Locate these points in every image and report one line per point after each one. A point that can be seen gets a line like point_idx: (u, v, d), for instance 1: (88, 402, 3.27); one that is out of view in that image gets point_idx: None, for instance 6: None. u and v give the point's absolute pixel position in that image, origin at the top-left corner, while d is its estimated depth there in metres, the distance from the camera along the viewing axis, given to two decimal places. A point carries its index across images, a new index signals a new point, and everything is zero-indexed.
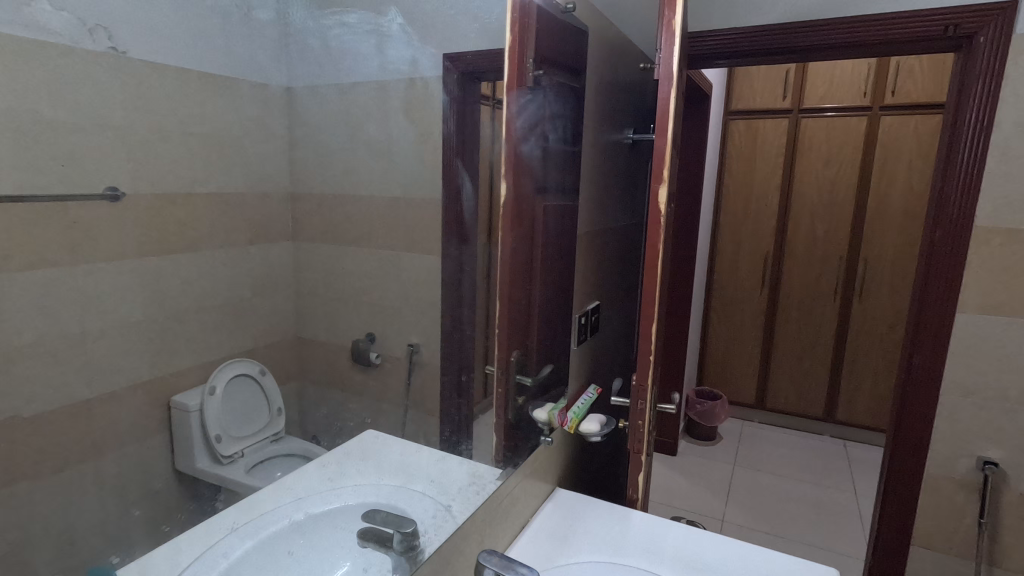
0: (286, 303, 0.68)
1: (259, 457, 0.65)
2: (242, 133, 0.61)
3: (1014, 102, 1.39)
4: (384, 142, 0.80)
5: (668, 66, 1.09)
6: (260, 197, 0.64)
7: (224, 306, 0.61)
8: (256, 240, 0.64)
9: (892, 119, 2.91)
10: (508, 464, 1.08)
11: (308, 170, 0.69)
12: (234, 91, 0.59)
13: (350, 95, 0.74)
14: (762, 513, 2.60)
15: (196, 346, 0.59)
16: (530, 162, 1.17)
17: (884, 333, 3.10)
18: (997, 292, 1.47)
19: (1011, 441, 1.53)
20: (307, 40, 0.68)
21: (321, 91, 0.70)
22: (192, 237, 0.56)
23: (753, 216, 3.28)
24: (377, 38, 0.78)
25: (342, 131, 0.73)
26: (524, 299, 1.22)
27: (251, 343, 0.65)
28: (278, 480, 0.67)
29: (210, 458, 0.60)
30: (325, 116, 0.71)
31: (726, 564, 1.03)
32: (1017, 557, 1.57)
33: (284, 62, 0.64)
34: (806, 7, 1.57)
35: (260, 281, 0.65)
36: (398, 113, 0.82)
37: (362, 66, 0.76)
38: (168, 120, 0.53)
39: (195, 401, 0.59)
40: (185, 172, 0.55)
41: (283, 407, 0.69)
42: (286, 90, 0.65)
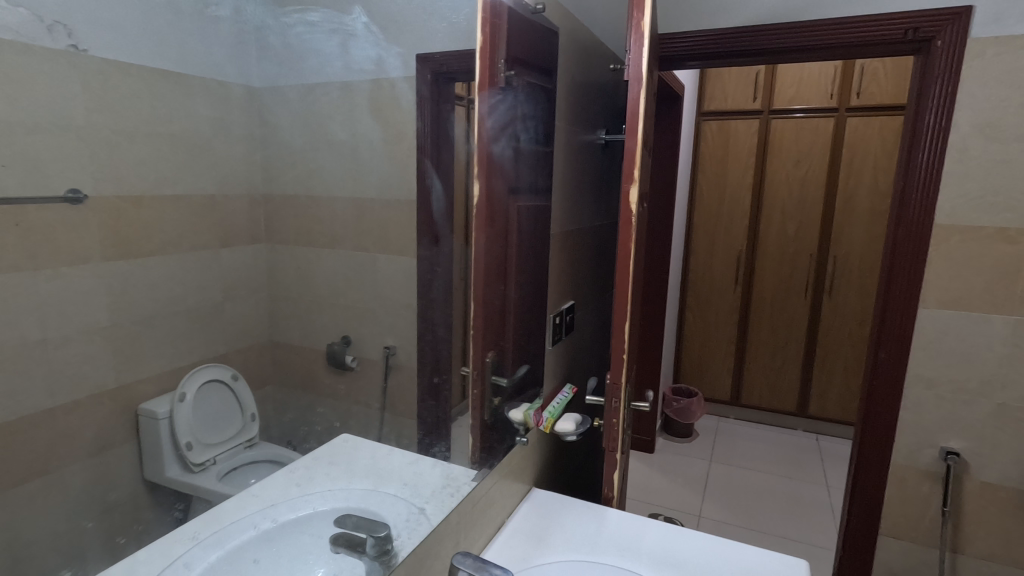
0: (259, 307, 0.67)
1: (232, 465, 0.64)
2: (212, 133, 0.60)
3: (970, 103, 1.44)
4: (353, 144, 0.78)
5: (638, 67, 1.10)
6: (229, 199, 0.62)
7: (193, 310, 0.59)
8: (226, 243, 0.63)
9: (858, 120, 2.99)
10: (482, 465, 1.08)
11: (276, 171, 0.68)
12: (198, 90, 0.58)
13: (317, 96, 0.72)
14: (737, 508, 2.64)
15: (164, 352, 0.57)
16: (502, 163, 1.18)
17: (853, 329, 3.17)
18: (957, 287, 1.52)
19: (974, 432, 1.57)
20: (266, 38, 0.65)
21: (282, 91, 0.67)
22: (160, 240, 0.55)
23: (726, 215, 3.34)
24: (342, 37, 0.76)
25: (310, 132, 0.71)
26: (498, 299, 1.22)
27: (223, 348, 0.64)
28: (248, 487, 0.65)
29: (181, 467, 0.58)
30: (287, 117, 0.68)
31: (698, 558, 1.05)
32: (980, 545, 1.62)
33: (240, 61, 0.62)
34: (772, 10, 1.60)
35: (230, 285, 0.64)
36: (364, 113, 0.80)
37: (323, 65, 0.73)
38: (132, 120, 0.52)
39: (164, 408, 0.57)
40: (151, 173, 0.54)
41: (258, 413, 0.68)
42: (245, 87, 0.63)
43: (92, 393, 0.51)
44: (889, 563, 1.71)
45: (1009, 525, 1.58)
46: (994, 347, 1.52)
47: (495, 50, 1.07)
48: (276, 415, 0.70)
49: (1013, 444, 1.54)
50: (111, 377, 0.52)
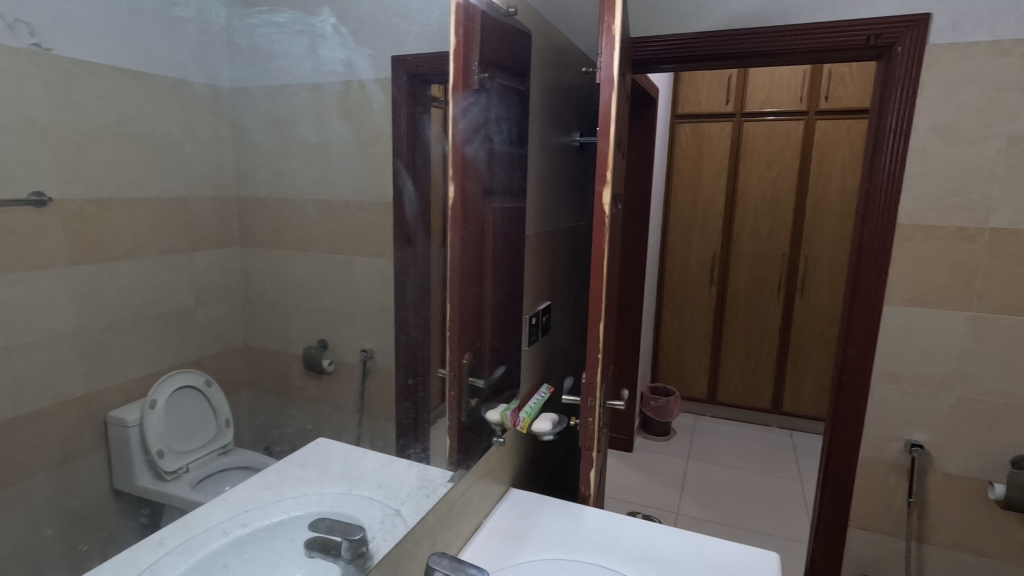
0: (232, 310, 0.67)
1: (205, 472, 0.64)
2: (183, 135, 0.59)
3: (929, 107, 1.49)
4: (323, 145, 0.77)
5: (609, 70, 1.12)
6: (201, 203, 0.62)
7: (164, 315, 0.59)
8: (198, 246, 0.62)
9: (826, 123, 3.07)
10: (459, 466, 1.08)
11: (247, 173, 0.67)
12: (166, 93, 0.57)
13: (284, 98, 0.71)
14: (714, 504, 2.68)
15: (134, 359, 0.56)
16: (476, 164, 1.18)
17: (825, 327, 3.25)
18: (919, 285, 1.57)
19: (938, 425, 1.62)
20: (234, 38, 0.64)
21: (249, 92, 0.66)
22: (128, 243, 0.54)
23: (701, 216, 3.39)
24: (310, 39, 0.75)
25: (279, 135, 0.71)
26: (474, 300, 1.22)
27: (197, 353, 0.63)
28: (221, 494, 0.65)
29: (152, 475, 0.58)
30: (256, 118, 0.67)
31: (673, 552, 1.06)
32: (944, 534, 1.67)
33: (206, 61, 0.61)
34: (742, 15, 1.63)
35: (202, 289, 0.63)
36: (334, 115, 0.79)
37: (292, 66, 0.72)
38: (99, 122, 0.51)
39: (134, 416, 0.57)
40: (119, 175, 0.53)
41: (232, 419, 0.68)
42: (211, 89, 0.62)
43: (59, 401, 0.50)
44: (859, 555, 1.76)
45: (972, 514, 1.63)
46: (955, 343, 1.57)
47: (468, 52, 1.09)
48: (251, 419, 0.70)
49: (975, 437, 1.59)
50: (78, 384, 0.51)
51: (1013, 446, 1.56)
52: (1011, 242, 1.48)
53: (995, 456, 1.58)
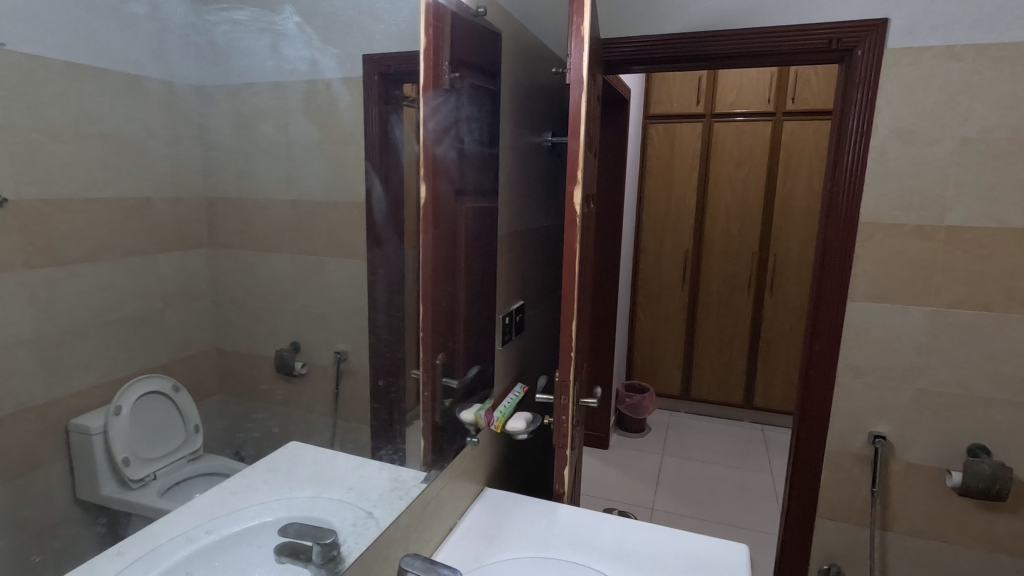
0: (201, 314, 0.66)
1: (174, 479, 0.63)
2: (146, 134, 0.58)
3: (888, 109, 1.54)
4: (290, 146, 0.76)
5: (578, 71, 1.13)
6: (168, 203, 0.61)
7: (130, 319, 0.58)
8: (165, 248, 0.61)
9: (793, 124, 3.14)
10: (433, 468, 1.08)
11: (214, 174, 0.66)
12: (127, 92, 0.56)
13: (247, 98, 0.70)
14: (688, 499, 2.72)
15: (99, 364, 0.55)
16: (447, 164, 1.17)
17: (794, 323, 3.33)
18: (881, 281, 1.62)
19: (899, 417, 1.67)
20: (191, 37, 0.62)
21: (208, 91, 0.65)
22: (90, 245, 0.53)
23: (674, 216, 3.44)
24: (272, 37, 0.72)
25: (244, 135, 0.69)
26: (446, 301, 1.22)
27: (164, 358, 0.62)
28: (192, 500, 0.64)
29: (118, 484, 0.56)
30: (218, 117, 0.66)
31: (645, 547, 1.08)
32: (905, 521, 1.72)
33: (164, 59, 0.59)
34: (709, 18, 1.66)
35: (170, 292, 0.62)
36: (300, 115, 0.77)
37: (254, 65, 0.70)
38: (58, 120, 0.50)
39: (98, 423, 0.55)
40: (81, 175, 0.52)
41: (201, 425, 0.66)
42: (170, 88, 0.60)
43: (18, 409, 0.48)
44: (826, 545, 1.81)
45: (932, 502, 1.69)
46: (915, 337, 1.62)
47: (438, 52, 1.09)
48: (222, 423, 0.69)
49: (934, 427, 1.65)
50: (39, 391, 0.50)
51: (970, 435, 1.62)
52: (966, 239, 1.54)
53: (953, 445, 1.64)
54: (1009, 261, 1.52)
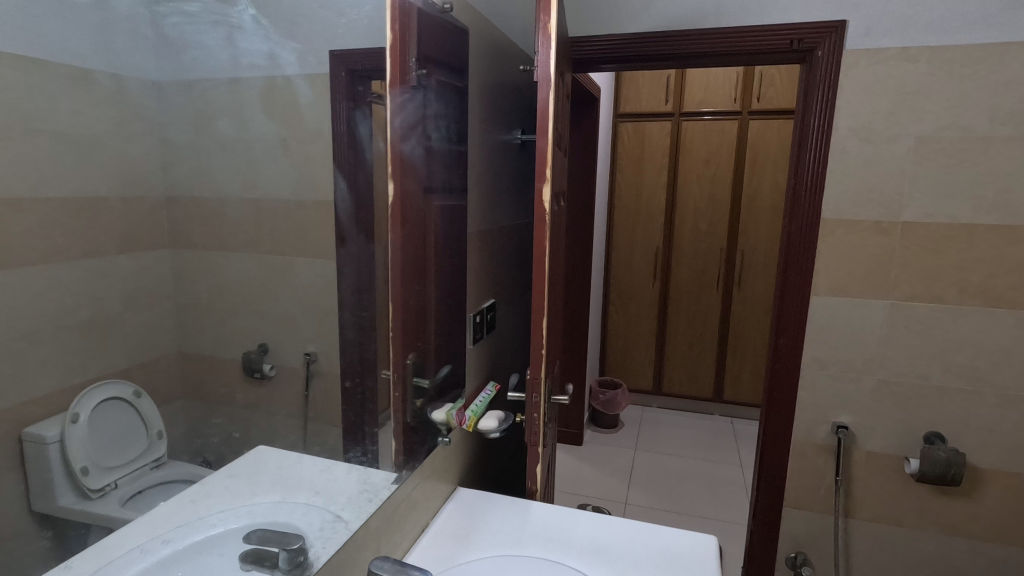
0: (164, 316, 0.63)
1: (136, 488, 0.61)
2: (101, 130, 0.55)
3: (848, 108, 1.59)
4: (247, 143, 0.73)
5: (546, 68, 1.12)
6: (128, 202, 0.58)
7: (87, 323, 0.55)
8: (126, 249, 0.59)
9: (759, 123, 3.21)
10: (403, 469, 1.07)
11: (175, 172, 0.64)
12: (80, 85, 0.53)
13: (201, 93, 0.66)
14: (661, 493, 2.76)
15: (54, 370, 0.53)
16: (414, 162, 1.16)
17: (761, 318, 3.40)
18: (843, 277, 1.67)
19: (861, 407, 1.73)
20: (138, 28, 0.59)
21: (159, 86, 0.61)
22: (43, 246, 0.51)
23: (644, 213, 3.48)
24: (226, 30, 0.69)
25: (198, 132, 0.66)
26: (416, 300, 1.21)
27: (125, 362, 0.59)
28: (152, 510, 0.62)
29: (76, 494, 0.54)
30: (173, 114, 0.63)
31: (616, 543, 1.08)
32: (867, 508, 1.78)
33: (110, 51, 0.56)
34: (676, 17, 1.68)
35: (132, 294, 0.60)
36: (256, 111, 0.74)
37: (208, 60, 0.67)
38: (7, 115, 0.47)
39: (53, 432, 0.53)
40: (32, 173, 0.49)
41: (165, 431, 0.64)
42: (115, 81, 0.56)
43: None
44: (793, 534, 1.85)
45: (892, 489, 1.75)
46: (875, 329, 1.68)
47: (405, 48, 1.07)
48: (190, 429, 0.67)
49: (893, 416, 1.71)
50: None
51: (927, 423, 1.68)
52: (921, 234, 1.60)
53: (911, 434, 1.70)
54: (962, 256, 1.58)
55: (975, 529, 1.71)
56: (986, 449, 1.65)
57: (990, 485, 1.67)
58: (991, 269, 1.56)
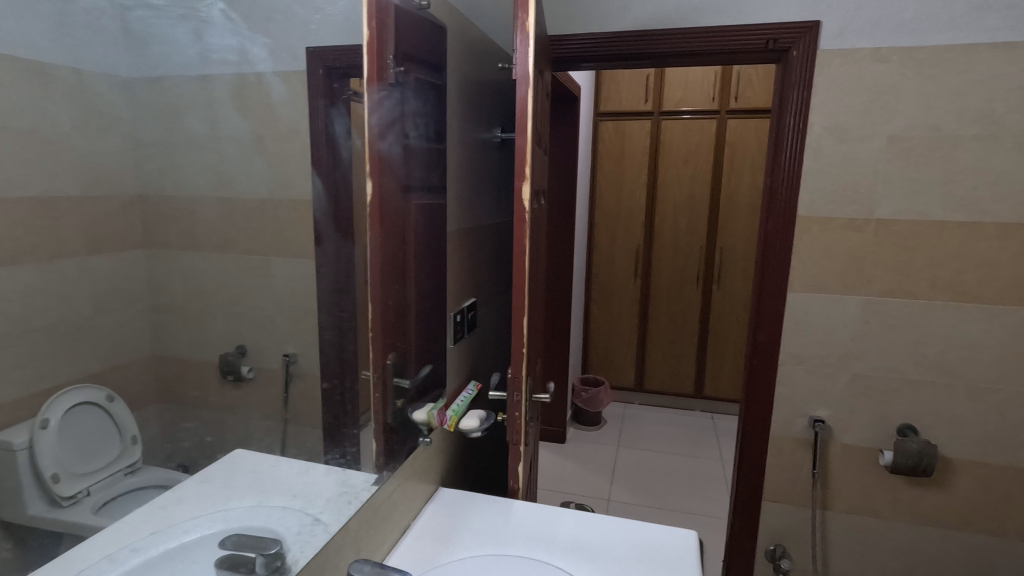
0: (137, 318, 0.62)
1: (109, 495, 0.59)
2: (70, 128, 0.54)
3: (822, 108, 1.61)
4: (217, 140, 0.70)
5: (525, 67, 1.12)
6: (99, 201, 0.57)
7: (56, 326, 0.54)
8: (97, 250, 0.57)
9: (736, 122, 3.25)
10: (384, 469, 1.06)
11: (147, 170, 0.62)
12: (45, 81, 0.51)
13: (168, 90, 0.64)
14: (643, 489, 2.78)
15: (22, 375, 0.51)
16: (392, 160, 1.15)
17: (740, 315, 3.45)
18: (819, 273, 1.70)
19: (837, 401, 1.76)
20: (99, 21, 0.57)
21: (125, 81, 0.59)
22: (10, 247, 0.49)
23: (625, 212, 3.50)
24: (194, 24, 0.67)
25: (166, 128, 0.64)
26: (395, 299, 1.19)
27: (97, 366, 0.58)
28: (124, 518, 0.61)
29: (45, 502, 0.53)
30: (138, 110, 0.60)
31: (599, 540, 1.09)
32: (844, 500, 1.81)
33: (69, 44, 0.53)
34: (654, 17, 1.70)
35: (105, 296, 0.58)
36: (227, 107, 0.72)
37: (175, 55, 0.65)
38: None
39: (22, 438, 0.51)
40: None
41: (139, 436, 0.62)
42: (77, 76, 0.54)
43: None
44: (772, 527, 1.88)
45: (867, 481, 1.79)
46: (850, 325, 1.71)
47: (382, 45, 1.06)
48: (165, 434, 0.65)
49: (868, 410, 1.74)
50: None
51: (900, 416, 1.72)
52: (894, 231, 1.63)
53: (885, 426, 1.74)
54: (933, 252, 1.62)
55: (946, 518, 1.75)
56: (956, 440, 1.69)
57: (960, 475, 1.71)
58: (960, 264, 1.60)
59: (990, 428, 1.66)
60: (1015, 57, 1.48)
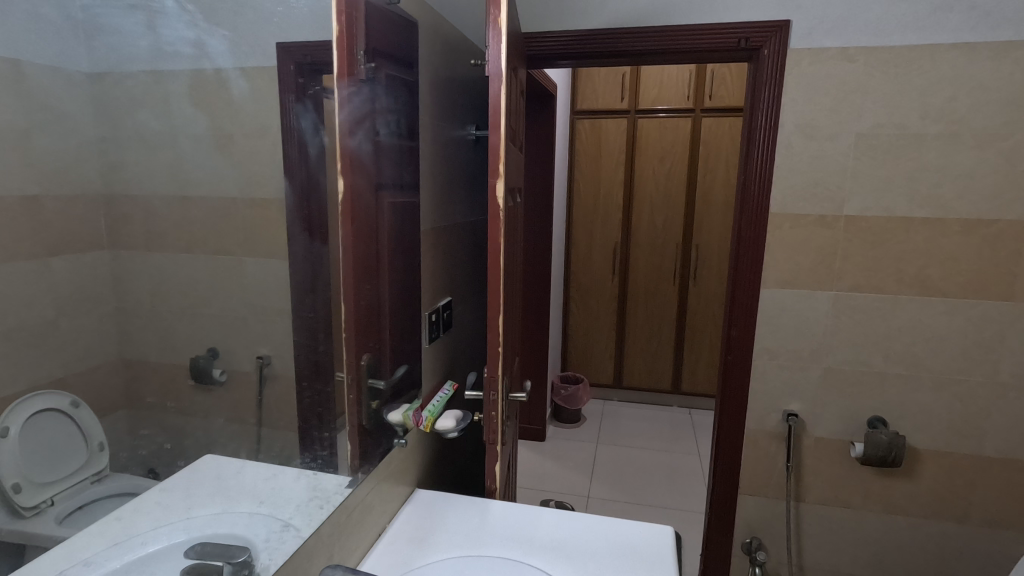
0: (102, 322, 0.60)
1: (76, 503, 0.57)
2: (26, 123, 0.52)
3: (792, 106, 1.64)
4: (170, 136, 0.67)
5: (497, 64, 1.11)
6: (60, 200, 0.55)
7: (16, 331, 0.52)
8: (57, 251, 0.55)
9: (711, 121, 3.29)
10: (358, 472, 1.04)
11: (105, 169, 0.60)
12: None
13: (118, 82, 0.61)
14: (622, 485, 2.80)
15: None
16: (362, 157, 1.13)
17: (716, 311, 3.49)
18: (790, 270, 1.72)
19: (809, 395, 1.79)
20: (40, 8, 0.54)
21: (68, 73, 0.56)
22: None
23: (602, 210, 3.51)
24: (145, 14, 0.64)
25: (113, 123, 0.61)
26: (368, 299, 1.18)
27: (60, 370, 0.56)
28: (88, 527, 0.58)
29: (10, 513, 0.50)
30: (83, 103, 0.57)
31: (576, 539, 1.09)
32: (817, 491, 1.85)
33: (7, 31, 0.50)
34: (628, 15, 1.70)
35: (68, 299, 0.56)
36: (183, 102, 0.69)
37: (124, 46, 0.62)
38: None
39: None
40: None
41: (107, 441, 0.60)
42: (15, 66, 0.51)
43: None
44: (748, 520, 1.91)
45: (839, 473, 1.82)
46: (821, 320, 1.74)
47: (352, 40, 1.04)
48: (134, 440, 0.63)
49: (839, 403, 1.78)
50: None
51: (870, 409, 1.76)
52: (862, 227, 1.67)
53: (855, 419, 1.78)
54: (900, 248, 1.65)
55: (914, 507, 1.80)
56: (923, 431, 1.74)
57: (927, 465, 1.76)
58: (925, 260, 1.64)
59: (955, 418, 1.71)
60: (975, 57, 1.52)
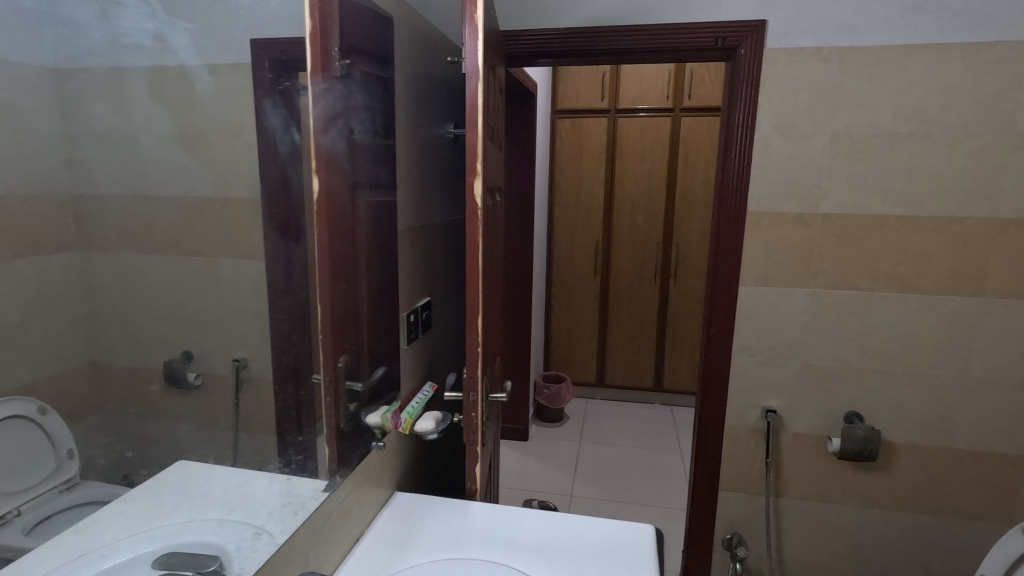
0: (70, 325, 0.58)
1: (44, 513, 0.55)
2: None
3: (769, 106, 1.65)
4: (130, 133, 0.65)
5: (473, 61, 1.10)
6: (26, 200, 0.53)
7: None
8: (24, 252, 0.53)
9: (690, 120, 3.32)
10: (335, 476, 1.02)
11: (67, 166, 0.57)
12: None
13: (73, 76, 0.58)
14: (605, 483, 2.81)
15: None
16: (337, 155, 1.10)
17: (696, 309, 3.52)
18: (768, 268, 1.74)
19: (787, 391, 1.81)
20: None
21: (18, 68, 0.53)
22: None
23: (584, 209, 3.52)
24: (101, 5, 0.61)
25: (67, 120, 0.58)
26: (345, 300, 1.16)
27: (28, 376, 0.53)
28: (55, 537, 0.56)
29: None
30: (35, 99, 0.54)
31: (557, 539, 1.08)
32: (795, 486, 1.87)
33: None
34: (606, 14, 1.70)
35: (35, 302, 0.54)
36: (143, 98, 0.66)
37: (78, 39, 0.59)
38: None
39: None
40: None
41: (75, 449, 0.58)
42: None
43: None
44: (729, 516, 1.92)
45: (817, 467, 1.85)
46: (799, 317, 1.76)
47: (326, 36, 1.02)
48: (103, 446, 0.61)
49: (816, 398, 1.80)
50: None
51: (846, 404, 1.79)
52: (838, 225, 1.69)
53: (833, 414, 1.80)
54: (875, 245, 1.68)
55: (890, 500, 1.83)
56: (898, 425, 1.77)
57: (902, 458, 1.79)
58: (899, 257, 1.67)
59: (928, 412, 1.75)
60: (946, 57, 1.55)
